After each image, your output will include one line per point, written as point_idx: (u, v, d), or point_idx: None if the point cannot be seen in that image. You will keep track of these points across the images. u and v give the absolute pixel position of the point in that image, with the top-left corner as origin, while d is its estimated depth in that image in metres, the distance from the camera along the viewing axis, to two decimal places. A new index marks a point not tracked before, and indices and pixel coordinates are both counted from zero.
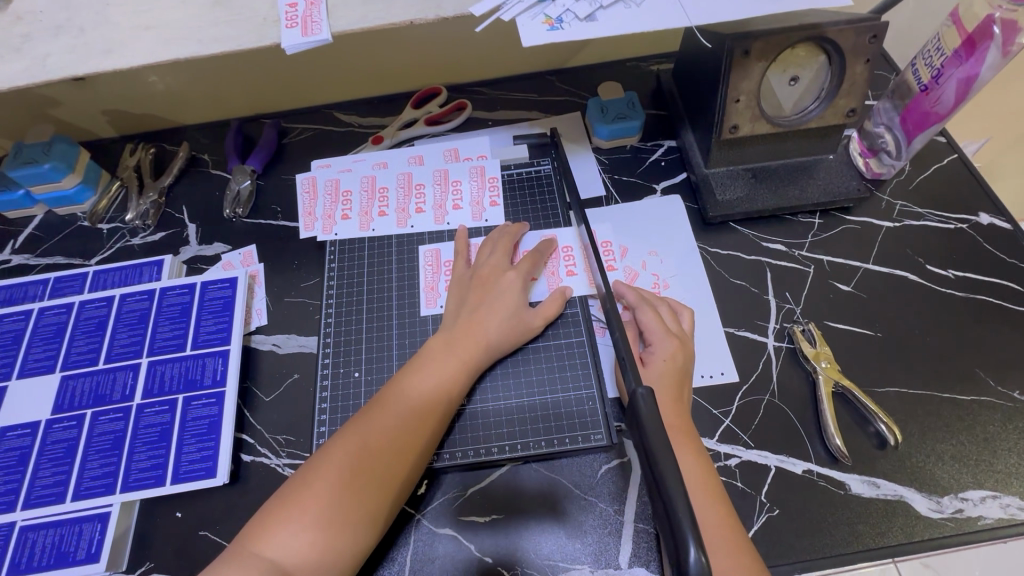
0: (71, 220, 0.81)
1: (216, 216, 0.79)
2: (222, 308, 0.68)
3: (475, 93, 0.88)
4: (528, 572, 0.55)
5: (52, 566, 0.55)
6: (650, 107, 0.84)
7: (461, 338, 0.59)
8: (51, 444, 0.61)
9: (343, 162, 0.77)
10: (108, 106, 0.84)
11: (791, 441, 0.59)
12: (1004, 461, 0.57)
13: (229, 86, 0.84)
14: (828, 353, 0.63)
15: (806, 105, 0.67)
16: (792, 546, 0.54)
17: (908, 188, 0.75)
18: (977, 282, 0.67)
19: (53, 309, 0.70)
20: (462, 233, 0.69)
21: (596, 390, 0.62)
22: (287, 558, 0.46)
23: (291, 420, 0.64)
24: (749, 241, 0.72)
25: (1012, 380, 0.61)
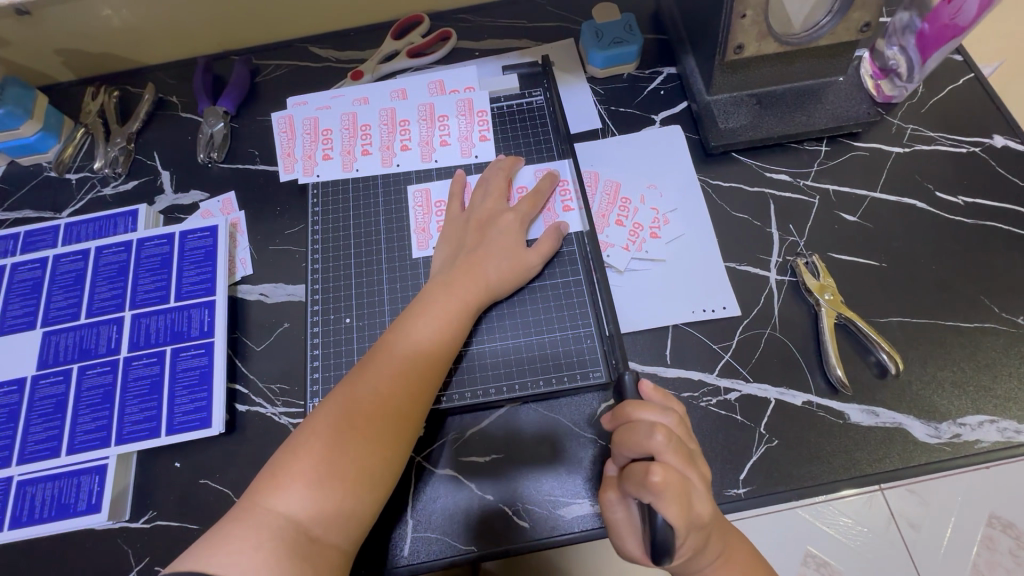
0: (36, 171, 0.76)
1: (191, 161, 0.75)
2: (204, 258, 0.65)
3: (460, 21, 0.81)
4: (530, 509, 0.55)
5: (54, 517, 0.55)
6: (649, 32, 0.78)
7: (459, 280, 0.57)
8: (39, 399, 0.60)
9: (320, 98, 0.72)
10: (61, 44, 0.77)
11: (791, 374, 0.59)
12: (1005, 385, 0.57)
13: (190, 18, 0.77)
14: (831, 284, 0.61)
15: (819, 19, 0.62)
16: (790, 474, 0.55)
17: (921, 111, 0.71)
18: (986, 208, 0.65)
19: (27, 264, 0.67)
20: (457, 176, 0.66)
21: (594, 328, 0.60)
22: (302, 511, 0.45)
23: (284, 369, 0.63)
24: (751, 172, 0.69)
25: (1017, 306, 0.60)
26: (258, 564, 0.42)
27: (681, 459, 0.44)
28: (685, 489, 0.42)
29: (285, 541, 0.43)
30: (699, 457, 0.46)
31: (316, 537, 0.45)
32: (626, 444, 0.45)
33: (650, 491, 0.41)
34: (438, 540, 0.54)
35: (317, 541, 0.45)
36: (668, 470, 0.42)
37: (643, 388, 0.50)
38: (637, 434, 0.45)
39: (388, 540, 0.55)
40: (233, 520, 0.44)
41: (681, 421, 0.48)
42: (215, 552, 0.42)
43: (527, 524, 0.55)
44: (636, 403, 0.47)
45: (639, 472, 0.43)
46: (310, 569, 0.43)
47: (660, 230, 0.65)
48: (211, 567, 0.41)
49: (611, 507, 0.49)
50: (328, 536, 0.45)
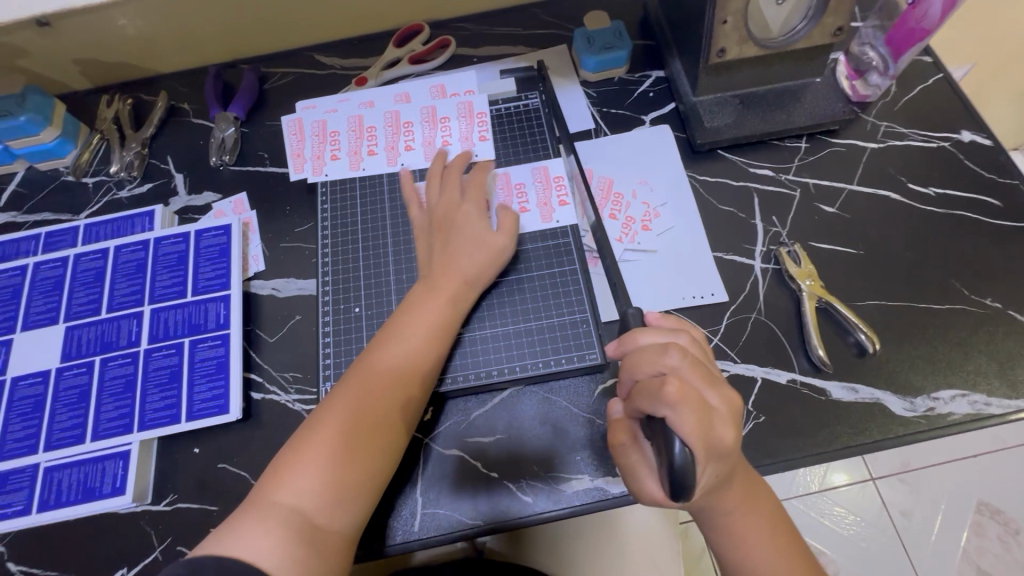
0: (54, 175, 0.79)
1: (203, 164, 0.78)
2: (219, 254, 0.69)
3: (459, 29, 0.85)
4: (533, 483, 0.58)
5: (80, 500, 0.58)
6: (638, 38, 0.82)
7: (441, 278, 0.61)
8: (64, 390, 0.63)
9: (328, 102, 0.76)
10: (78, 54, 0.81)
11: (776, 355, 0.62)
12: (974, 362, 0.61)
13: (202, 28, 0.81)
14: (812, 271, 0.65)
15: (795, 24, 0.66)
16: (776, 447, 0.58)
17: (894, 109, 0.75)
18: (956, 198, 0.69)
19: (49, 263, 0.70)
20: (434, 167, 0.69)
21: (589, 313, 0.64)
22: (304, 502, 0.48)
23: (297, 358, 0.66)
24: (736, 168, 0.73)
25: (985, 288, 0.64)
26: (269, 553, 0.45)
27: (698, 377, 0.45)
28: (703, 408, 0.43)
29: (293, 530, 0.47)
30: (720, 380, 0.46)
31: (320, 525, 0.48)
32: (638, 366, 0.47)
33: (666, 405, 0.42)
34: (447, 515, 0.58)
35: (321, 528, 0.48)
36: (684, 386, 0.43)
37: (649, 318, 0.54)
38: (650, 354, 0.46)
39: (399, 516, 0.58)
40: (245, 513, 0.48)
41: (693, 345, 0.51)
42: (233, 538, 0.46)
43: (531, 498, 0.58)
44: (646, 329, 0.50)
45: (653, 387, 0.43)
46: (317, 553, 0.47)
47: (651, 223, 0.69)
48: (229, 552, 0.45)
49: (625, 446, 0.50)
50: (331, 523, 0.49)
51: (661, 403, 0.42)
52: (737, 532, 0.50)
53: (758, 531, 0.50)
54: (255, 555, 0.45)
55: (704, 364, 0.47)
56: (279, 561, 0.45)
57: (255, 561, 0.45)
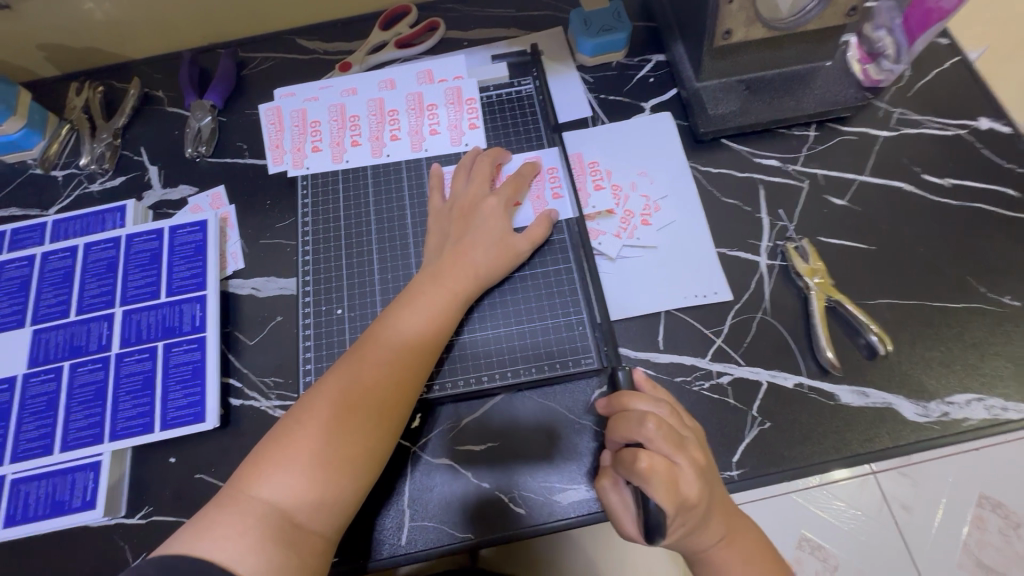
0: (21, 168, 0.75)
1: (178, 157, 0.74)
2: (194, 252, 0.65)
3: (448, 11, 0.81)
4: (526, 495, 0.56)
5: (49, 514, 0.55)
6: (637, 20, 0.78)
7: (448, 271, 0.57)
8: (32, 397, 0.59)
9: (308, 90, 0.71)
10: (44, 39, 0.76)
11: (782, 357, 0.59)
12: (991, 364, 0.58)
13: (175, 12, 0.76)
14: (821, 268, 0.62)
15: (806, 3, 0.62)
16: (781, 455, 0.56)
17: (908, 95, 0.71)
18: (972, 190, 0.66)
19: (15, 262, 0.66)
20: (463, 159, 0.66)
21: (585, 315, 0.61)
22: (285, 498, 0.46)
23: (278, 362, 0.62)
24: (741, 158, 0.69)
25: (1002, 286, 0.61)
26: (243, 552, 0.43)
27: (670, 447, 0.45)
28: (673, 477, 0.44)
29: (271, 528, 0.44)
30: (691, 444, 0.46)
31: (300, 524, 0.45)
32: (616, 431, 0.47)
33: (636, 476, 0.43)
34: (435, 528, 0.55)
35: (300, 528, 0.45)
36: (654, 457, 0.44)
37: (637, 379, 0.53)
38: (626, 421, 0.46)
39: (384, 527, 0.55)
40: (221, 508, 0.45)
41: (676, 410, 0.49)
42: (204, 538, 0.43)
43: (524, 511, 0.55)
44: (633, 393, 0.49)
45: (627, 458, 0.45)
46: (295, 556, 0.44)
47: (650, 217, 0.66)
48: (201, 552, 0.42)
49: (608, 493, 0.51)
50: (311, 523, 0.46)
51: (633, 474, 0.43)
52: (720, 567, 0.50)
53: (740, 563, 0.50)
54: (230, 555, 0.42)
55: (677, 429, 0.47)
56: (253, 561, 0.42)
57: (230, 561, 0.42)
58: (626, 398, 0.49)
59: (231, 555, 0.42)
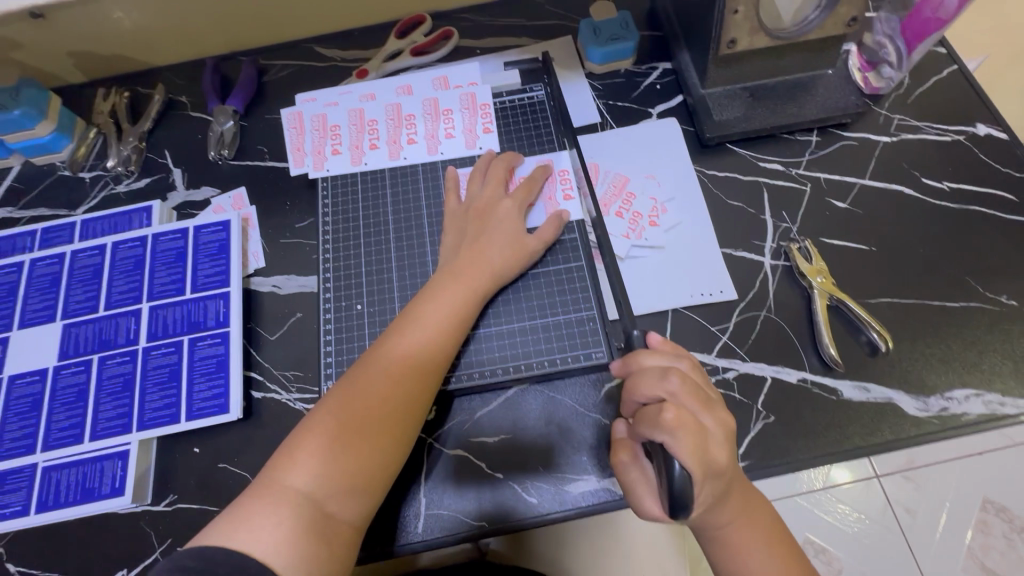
0: (49, 170, 0.78)
1: (201, 160, 0.77)
2: (218, 251, 0.68)
3: (461, 20, 0.83)
4: (538, 486, 0.57)
5: (79, 501, 0.57)
6: (644, 29, 0.80)
7: (466, 268, 0.60)
8: (62, 389, 0.62)
9: (328, 95, 0.74)
10: (74, 47, 0.79)
11: (786, 353, 0.61)
12: (989, 361, 0.60)
13: (199, 21, 0.79)
14: (823, 268, 0.64)
15: (808, 14, 0.65)
16: (786, 448, 0.57)
17: (906, 101, 0.73)
18: (970, 193, 0.68)
19: (45, 260, 0.68)
20: (478, 162, 0.69)
21: (596, 311, 0.63)
22: (316, 488, 0.48)
23: (298, 356, 0.65)
24: (745, 162, 0.71)
25: (1000, 286, 0.63)
26: (277, 540, 0.45)
27: (695, 403, 0.46)
28: (700, 432, 0.45)
29: (303, 517, 0.46)
30: (717, 403, 0.48)
31: (330, 513, 0.47)
32: (639, 389, 0.48)
33: (663, 430, 0.44)
34: (450, 517, 0.57)
35: (330, 516, 0.47)
36: (681, 411, 0.45)
37: (653, 340, 0.52)
38: (649, 377, 0.47)
39: (401, 516, 0.57)
40: (254, 498, 0.47)
41: (694, 370, 0.50)
42: (240, 527, 0.45)
43: (536, 500, 0.57)
44: (653, 353, 0.50)
45: (652, 412, 0.45)
46: (326, 544, 0.46)
47: (658, 218, 0.68)
48: (236, 541, 0.44)
49: (625, 468, 0.52)
50: (340, 512, 0.48)
51: (659, 428, 0.44)
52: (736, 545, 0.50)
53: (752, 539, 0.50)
54: (265, 545, 0.44)
55: (701, 389, 0.48)
56: (287, 548, 0.45)
57: (264, 550, 0.44)
58: (644, 357, 0.50)
59: (266, 544, 0.44)
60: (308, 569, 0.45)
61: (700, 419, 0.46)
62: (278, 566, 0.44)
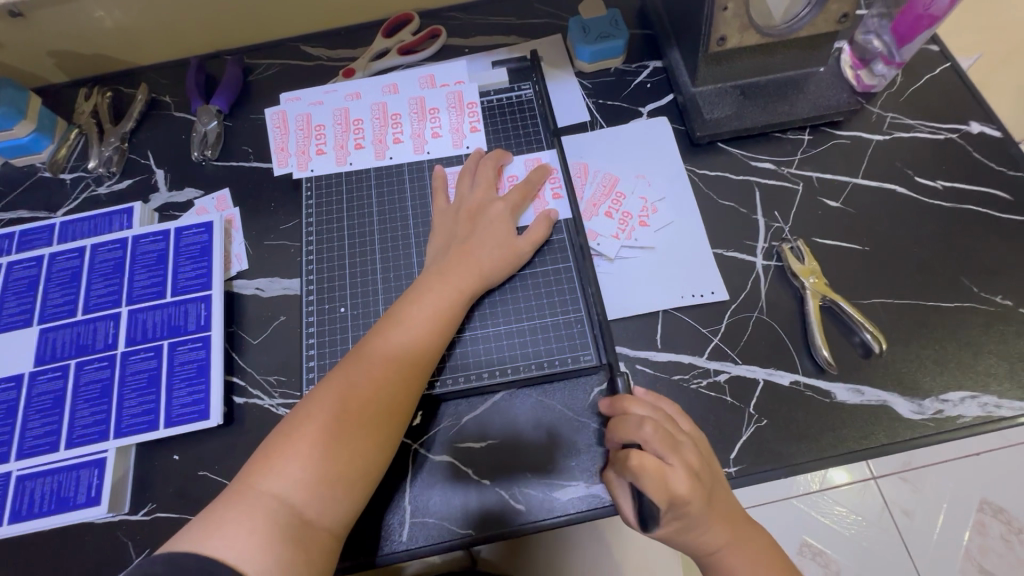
0: (29, 172, 0.77)
1: (184, 160, 0.76)
2: (199, 253, 0.66)
3: (450, 19, 0.82)
4: (526, 492, 0.56)
5: (53, 510, 0.55)
6: (635, 27, 0.79)
7: (453, 269, 0.59)
8: (38, 395, 0.60)
9: (313, 94, 0.73)
10: (54, 46, 0.78)
11: (779, 355, 0.60)
12: (985, 362, 0.59)
13: (182, 20, 0.78)
14: (816, 268, 0.63)
15: (798, 11, 0.64)
16: (779, 452, 0.56)
17: (899, 100, 0.73)
18: (964, 192, 0.67)
19: (24, 263, 0.67)
20: (469, 160, 0.68)
21: (584, 313, 0.62)
22: (295, 494, 0.46)
23: (281, 360, 0.63)
24: (737, 162, 0.70)
25: (995, 286, 0.62)
26: (252, 547, 0.43)
27: (664, 446, 0.47)
28: (666, 474, 0.46)
29: (280, 524, 0.45)
30: (687, 443, 0.49)
31: (308, 520, 0.46)
32: (613, 435, 0.51)
33: (630, 475, 0.46)
34: (436, 524, 0.55)
35: (309, 523, 0.46)
36: (647, 456, 0.46)
37: (636, 390, 0.56)
38: (622, 425, 0.50)
39: (385, 524, 0.55)
40: (229, 503, 0.45)
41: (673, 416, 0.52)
42: (212, 534, 0.43)
43: (523, 506, 0.56)
44: (630, 400, 0.52)
45: (622, 459, 0.48)
46: (304, 552, 0.45)
47: (648, 218, 0.67)
48: (209, 549, 0.43)
49: (619, 496, 0.52)
50: (319, 519, 0.46)
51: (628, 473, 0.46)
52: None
53: (747, 569, 0.50)
54: (238, 553, 0.43)
55: (673, 432, 0.49)
56: (263, 556, 0.43)
57: (238, 557, 0.42)
58: (623, 403, 0.52)
59: (241, 551, 0.43)
60: None
61: (667, 461, 0.47)
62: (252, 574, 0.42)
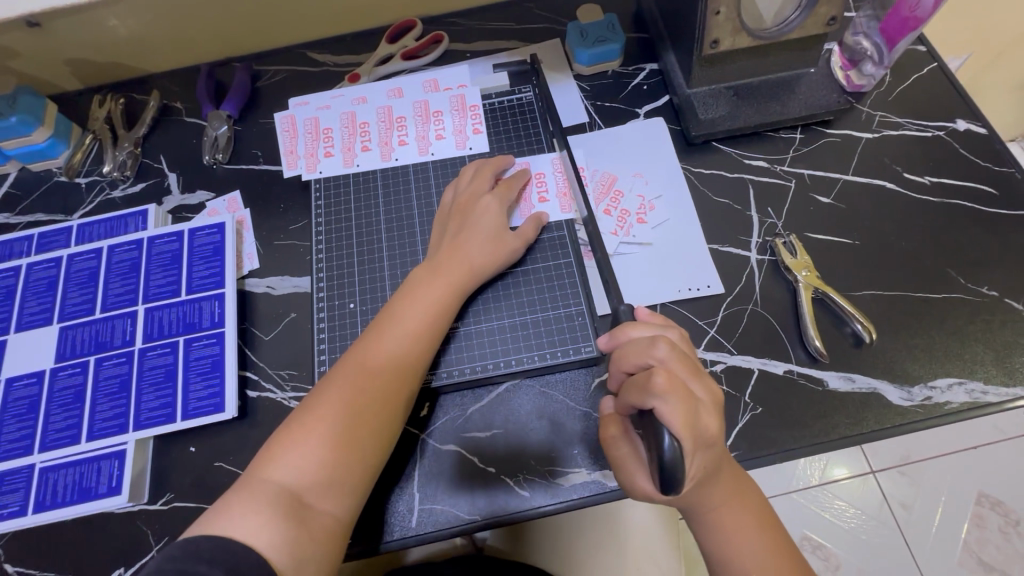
0: (46, 176, 0.79)
1: (196, 164, 0.78)
2: (213, 253, 0.69)
3: (452, 24, 0.85)
4: (530, 478, 0.58)
5: (76, 500, 0.58)
6: (631, 31, 0.82)
7: (443, 265, 0.61)
8: (59, 390, 0.62)
9: (320, 98, 0.75)
10: (70, 55, 0.80)
11: (773, 346, 0.62)
12: (971, 350, 0.61)
13: (193, 28, 0.81)
14: (808, 262, 0.65)
15: (788, 15, 0.66)
16: (774, 439, 0.58)
17: (888, 99, 0.75)
18: (951, 187, 0.69)
19: (43, 264, 0.69)
20: (475, 161, 0.69)
21: (584, 306, 0.64)
22: (295, 481, 0.49)
23: (292, 355, 0.66)
24: (731, 160, 0.73)
25: (982, 277, 0.64)
26: (261, 529, 0.45)
27: (686, 370, 0.45)
28: (690, 400, 0.43)
29: (284, 508, 0.47)
30: (705, 372, 0.47)
31: (310, 505, 0.48)
32: (627, 359, 0.48)
33: (654, 396, 0.42)
34: (443, 511, 0.57)
35: (310, 508, 0.48)
36: (671, 377, 0.43)
37: (639, 313, 0.55)
38: (639, 347, 0.47)
39: (394, 511, 0.58)
40: (240, 490, 0.48)
41: (682, 341, 0.51)
42: (224, 518, 0.46)
43: (528, 493, 0.58)
44: (639, 323, 0.50)
45: (642, 379, 0.44)
46: (309, 534, 0.47)
47: (645, 215, 0.69)
48: (219, 530, 0.45)
49: (615, 443, 0.51)
50: (323, 504, 0.49)
51: (651, 395, 0.42)
52: (723, 524, 0.50)
53: (743, 522, 0.50)
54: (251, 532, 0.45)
55: (690, 357, 0.48)
56: (270, 537, 0.45)
57: (249, 536, 0.45)
58: (628, 327, 0.50)
59: (251, 530, 0.45)
60: (291, 559, 0.45)
61: (687, 385, 0.45)
62: (261, 552, 0.44)
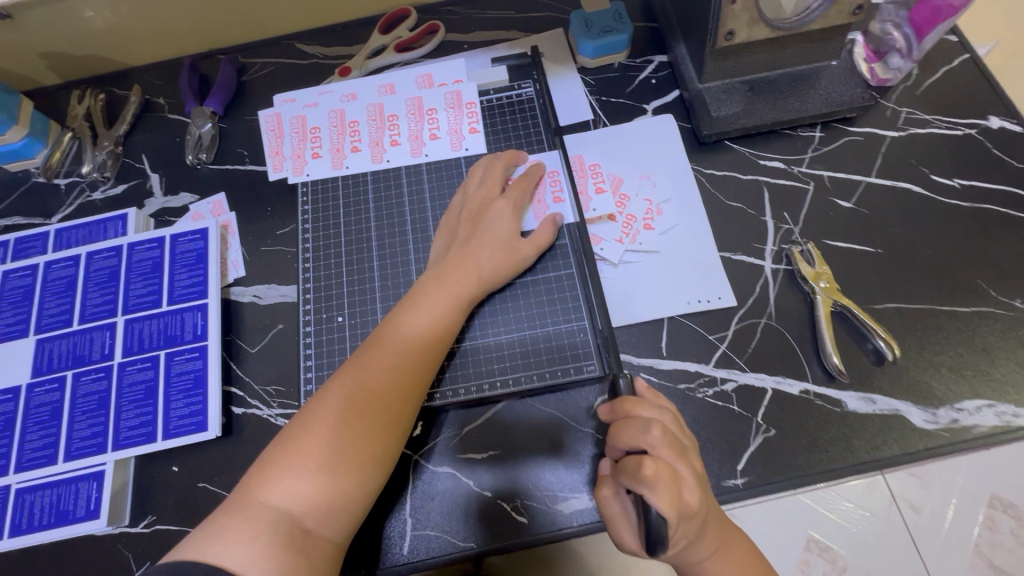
0: (23, 176, 0.75)
1: (179, 163, 0.74)
2: (195, 261, 0.65)
3: (448, 14, 0.80)
4: (527, 504, 0.55)
5: (53, 524, 0.55)
6: (639, 20, 0.77)
7: (452, 273, 0.57)
8: (35, 407, 0.60)
9: (307, 96, 0.71)
10: (45, 48, 0.76)
11: (788, 363, 0.58)
12: (1001, 369, 0.57)
13: (175, 19, 0.76)
14: (827, 272, 0.61)
15: (810, 3, 0.61)
16: (787, 464, 0.55)
17: (915, 94, 0.70)
18: (982, 191, 0.64)
19: (19, 272, 0.66)
20: (480, 161, 0.65)
21: (587, 322, 0.60)
22: (294, 504, 0.45)
23: (279, 369, 0.62)
24: (745, 160, 0.68)
25: (1014, 289, 0.60)
26: (253, 558, 0.42)
27: (673, 453, 0.44)
28: (678, 485, 0.42)
29: (279, 534, 0.44)
30: (691, 453, 0.46)
31: (309, 529, 0.45)
32: (621, 439, 0.46)
33: (643, 484, 0.41)
34: (436, 537, 0.55)
35: (309, 533, 0.45)
36: (659, 463, 0.42)
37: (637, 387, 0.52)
38: (632, 428, 0.45)
39: (384, 536, 0.55)
40: (230, 512, 0.45)
41: (676, 423, 0.48)
42: (213, 542, 0.42)
43: (525, 520, 0.55)
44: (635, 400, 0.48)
45: (632, 465, 0.43)
46: (305, 561, 0.44)
47: (652, 221, 0.65)
48: (209, 557, 0.42)
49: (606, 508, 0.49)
50: (320, 528, 0.46)
51: (639, 483, 0.41)
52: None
53: None
54: (240, 561, 0.41)
55: (679, 438, 0.46)
56: (264, 566, 0.42)
57: (239, 567, 0.41)
58: (627, 405, 0.48)
59: (241, 558, 0.42)
60: None
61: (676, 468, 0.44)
62: None
